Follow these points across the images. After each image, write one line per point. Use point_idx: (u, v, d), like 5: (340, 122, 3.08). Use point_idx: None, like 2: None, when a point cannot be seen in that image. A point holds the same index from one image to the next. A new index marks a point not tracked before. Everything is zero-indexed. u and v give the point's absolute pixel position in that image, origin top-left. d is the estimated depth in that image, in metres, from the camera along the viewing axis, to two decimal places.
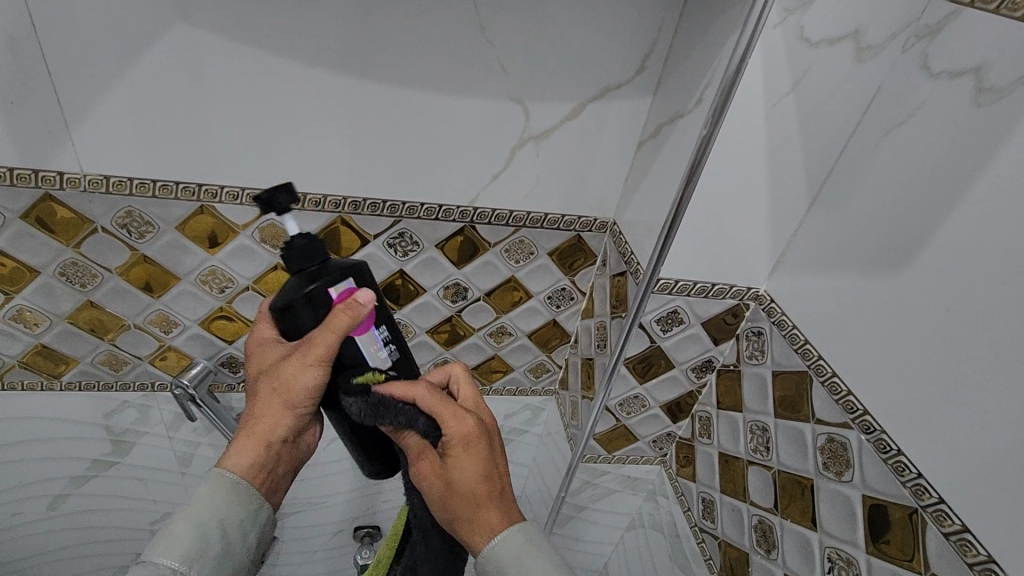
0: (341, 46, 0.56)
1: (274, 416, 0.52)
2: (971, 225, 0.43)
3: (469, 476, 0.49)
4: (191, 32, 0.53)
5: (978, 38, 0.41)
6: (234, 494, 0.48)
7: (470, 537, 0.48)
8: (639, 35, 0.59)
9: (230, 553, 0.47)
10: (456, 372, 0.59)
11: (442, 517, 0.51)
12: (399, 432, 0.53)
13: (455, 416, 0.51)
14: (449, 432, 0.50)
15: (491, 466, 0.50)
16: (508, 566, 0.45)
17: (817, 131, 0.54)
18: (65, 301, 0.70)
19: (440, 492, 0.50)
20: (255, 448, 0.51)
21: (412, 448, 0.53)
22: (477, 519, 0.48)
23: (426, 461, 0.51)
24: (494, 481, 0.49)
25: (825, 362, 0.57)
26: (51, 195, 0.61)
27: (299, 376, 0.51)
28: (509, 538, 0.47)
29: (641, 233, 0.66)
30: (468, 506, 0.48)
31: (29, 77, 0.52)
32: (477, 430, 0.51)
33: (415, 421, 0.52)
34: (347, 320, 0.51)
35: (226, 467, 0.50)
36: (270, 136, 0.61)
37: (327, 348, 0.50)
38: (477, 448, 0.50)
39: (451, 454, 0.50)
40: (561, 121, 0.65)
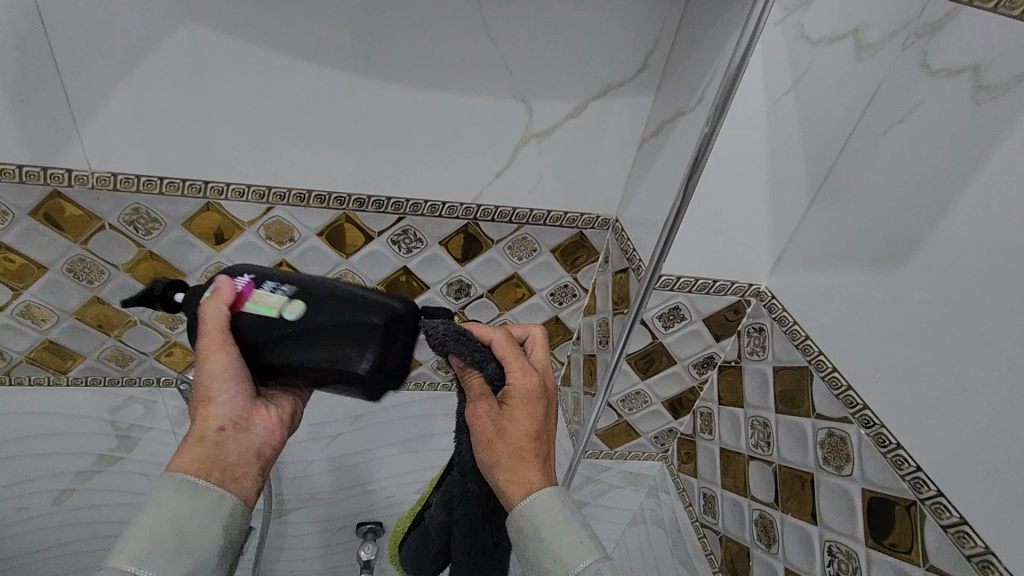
0: (346, 44, 0.56)
1: (207, 410, 0.53)
2: (970, 221, 0.43)
3: (520, 430, 0.51)
4: (199, 31, 0.53)
5: (977, 36, 0.42)
6: (189, 491, 0.48)
7: (506, 489, 0.49)
8: (641, 33, 0.59)
9: (188, 548, 0.46)
10: (535, 331, 0.60)
11: (482, 461, 0.52)
12: (463, 369, 0.53)
13: (525, 372, 0.53)
14: (513, 383, 0.52)
15: (542, 428, 0.52)
16: (547, 522, 0.47)
17: (818, 129, 0.55)
18: (73, 298, 0.71)
19: (490, 437, 0.51)
20: (196, 445, 0.51)
21: (471, 386, 0.53)
22: (517, 473, 0.49)
23: (483, 405, 0.52)
24: (540, 443, 0.51)
25: (825, 358, 0.57)
26: (59, 192, 0.61)
27: (206, 366, 0.52)
28: (545, 497, 0.48)
29: (644, 230, 0.66)
30: (512, 460, 0.50)
31: (39, 76, 0.53)
32: (539, 390, 0.52)
33: (484, 363, 0.53)
34: (215, 302, 0.53)
35: (174, 468, 0.50)
36: (276, 133, 0.61)
37: (216, 329, 0.52)
38: (535, 408, 0.52)
39: (509, 404, 0.52)
40: (563, 119, 0.65)
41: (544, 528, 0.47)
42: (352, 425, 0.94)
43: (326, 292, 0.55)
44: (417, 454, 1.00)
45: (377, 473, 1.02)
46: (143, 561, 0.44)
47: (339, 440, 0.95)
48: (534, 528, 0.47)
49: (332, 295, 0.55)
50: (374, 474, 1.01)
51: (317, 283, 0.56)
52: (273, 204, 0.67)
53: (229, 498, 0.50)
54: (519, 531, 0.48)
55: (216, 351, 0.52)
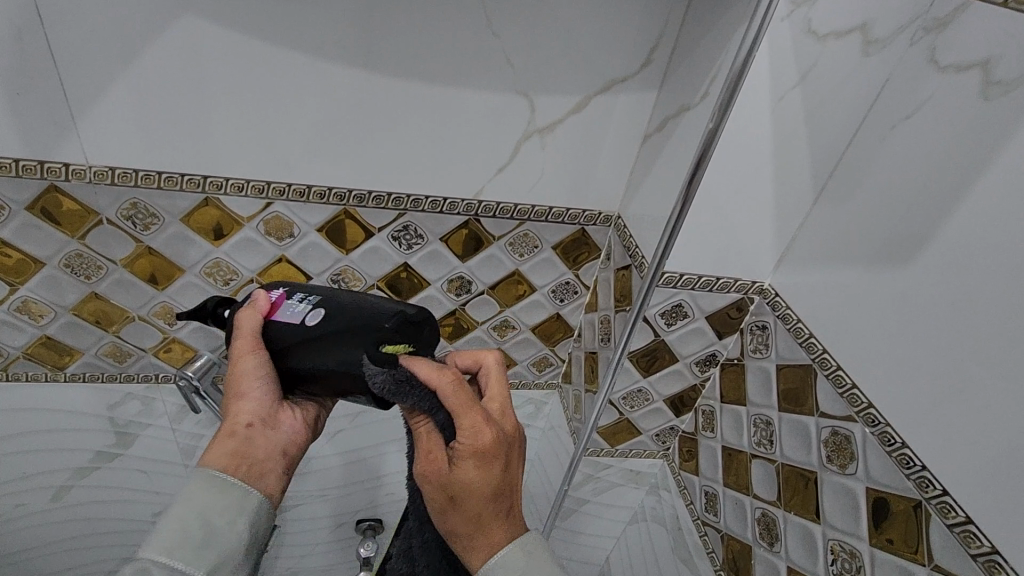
0: (348, 38, 0.56)
1: (236, 406, 0.55)
2: (979, 219, 0.43)
3: (474, 495, 0.47)
4: (197, 24, 0.53)
5: (987, 31, 0.41)
6: (218, 484, 0.49)
7: (466, 552, 0.48)
8: (645, 28, 0.59)
9: (216, 542, 0.47)
10: (488, 362, 0.57)
11: (440, 520, 0.50)
12: (411, 419, 0.50)
13: (474, 430, 0.47)
14: (462, 444, 0.46)
15: (500, 485, 0.47)
16: None
17: (824, 126, 0.54)
18: (70, 293, 0.70)
19: (444, 501, 0.48)
20: (226, 439, 0.53)
21: (421, 441, 0.49)
22: (478, 536, 0.48)
23: (434, 467, 0.48)
24: (499, 500, 0.48)
25: (830, 356, 0.57)
26: (55, 186, 0.60)
27: (237, 368, 0.55)
28: (506, 557, 0.47)
29: (646, 226, 0.66)
30: (469, 525, 0.48)
31: (35, 68, 0.52)
32: (494, 446, 0.47)
33: (432, 416, 0.49)
34: (251, 311, 0.57)
35: (206, 463, 0.50)
36: (275, 128, 0.61)
37: (249, 334, 0.56)
38: (490, 467, 0.47)
39: (460, 467, 0.47)
40: (566, 115, 0.65)
41: None
42: (351, 422, 0.94)
43: (348, 301, 0.57)
44: None
45: (376, 470, 1.01)
46: (171, 551, 0.44)
47: (339, 436, 0.95)
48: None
49: (351, 304, 0.57)
50: (375, 470, 1.01)
51: (341, 295, 0.58)
52: (272, 199, 0.66)
53: (255, 494, 0.50)
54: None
55: (247, 353, 0.55)
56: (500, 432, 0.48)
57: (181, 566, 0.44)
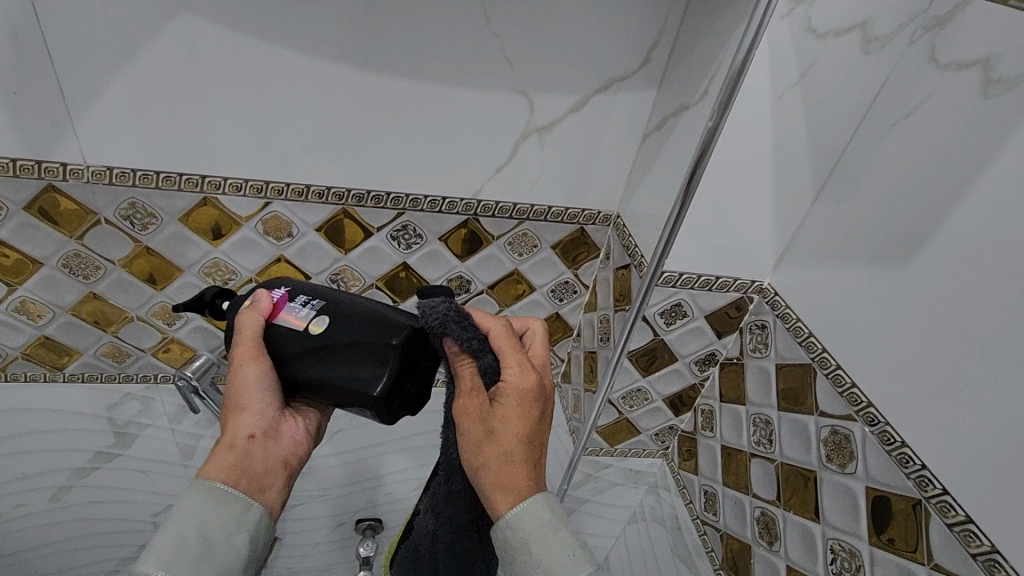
0: (347, 37, 0.55)
1: (237, 418, 0.54)
2: (978, 218, 0.43)
3: (511, 432, 0.47)
4: (195, 23, 0.52)
5: (987, 30, 0.41)
6: (220, 497, 0.48)
7: (493, 496, 0.47)
8: (644, 27, 0.59)
9: (214, 556, 0.46)
10: (536, 325, 0.58)
11: (470, 460, 0.49)
12: (457, 356, 0.50)
13: (521, 369, 0.49)
14: (509, 380, 0.49)
15: (535, 431, 0.48)
16: (529, 531, 0.45)
17: (823, 125, 0.54)
18: (69, 293, 0.70)
19: (479, 437, 0.48)
20: (226, 452, 0.52)
21: (463, 377, 0.50)
22: (506, 478, 0.47)
23: (474, 402, 0.49)
24: (532, 446, 0.48)
25: (829, 355, 0.57)
26: (54, 185, 0.60)
27: (238, 375, 0.54)
28: (531, 506, 0.46)
29: (646, 225, 0.66)
30: (502, 464, 0.47)
31: (32, 68, 0.52)
32: (536, 391, 0.49)
33: (480, 353, 0.50)
34: (252, 316, 0.56)
35: (205, 476, 0.50)
36: (274, 128, 0.61)
37: (249, 342, 0.55)
38: (530, 409, 0.48)
39: (503, 402, 0.48)
40: (565, 114, 0.64)
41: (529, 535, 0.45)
42: (350, 421, 0.94)
43: (350, 311, 0.56)
44: (417, 450, 1.00)
45: (376, 469, 1.01)
46: (169, 565, 0.44)
47: (338, 435, 0.95)
48: (522, 539, 0.45)
49: (354, 314, 0.56)
50: (374, 470, 1.01)
51: (344, 300, 0.58)
52: (271, 198, 0.66)
53: (255, 509, 0.50)
54: (506, 540, 0.46)
55: (248, 362, 0.54)
56: (543, 383, 0.50)
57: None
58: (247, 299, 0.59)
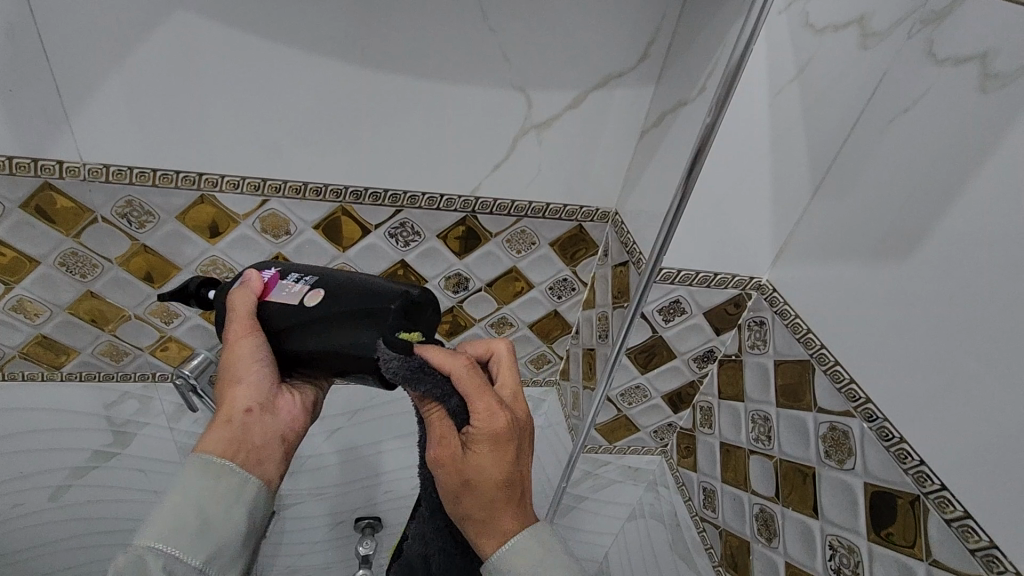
0: (344, 33, 0.55)
1: (232, 393, 0.54)
2: (976, 213, 0.43)
3: (488, 478, 0.47)
4: (191, 19, 0.52)
5: (985, 23, 0.41)
6: (217, 467, 0.49)
7: (479, 538, 0.49)
8: (642, 22, 0.58)
9: (212, 531, 0.46)
10: (500, 350, 0.58)
11: (453, 506, 0.49)
12: (422, 404, 0.50)
13: (488, 412, 0.48)
14: (478, 428, 0.47)
15: (513, 471, 0.48)
16: (520, 570, 0.47)
17: (822, 119, 0.54)
18: (66, 292, 0.70)
19: (456, 487, 0.48)
20: (223, 427, 0.52)
21: (434, 423, 0.49)
22: (491, 522, 0.48)
23: (446, 451, 0.48)
24: (513, 486, 0.48)
25: (828, 351, 0.57)
26: (50, 183, 0.60)
27: (233, 351, 0.55)
28: (518, 545, 0.47)
29: (644, 221, 0.66)
30: (483, 510, 0.48)
31: (27, 64, 0.52)
32: (508, 431, 0.48)
33: (445, 399, 0.49)
34: (244, 294, 0.57)
35: (203, 449, 0.50)
36: (272, 125, 0.60)
37: (243, 317, 0.56)
38: (504, 450, 0.48)
39: (475, 449, 0.48)
40: (563, 110, 0.64)
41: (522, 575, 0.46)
42: (350, 420, 0.94)
43: (348, 282, 0.57)
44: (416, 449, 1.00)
45: (375, 468, 1.01)
46: (167, 539, 0.44)
47: (337, 433, 0.95)
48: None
49: (352, 285, 0.56)
50: (373, 468, 1.01)
51: (337, 275, 0.58)
52: (268, 196, 0.66)
53: (253, 481, 0.50)
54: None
55: (243, 338, 0.55)
56: (514, 419, 0.49)
57: (178, 554, 0.44)
58: (239, 279, 0.60)
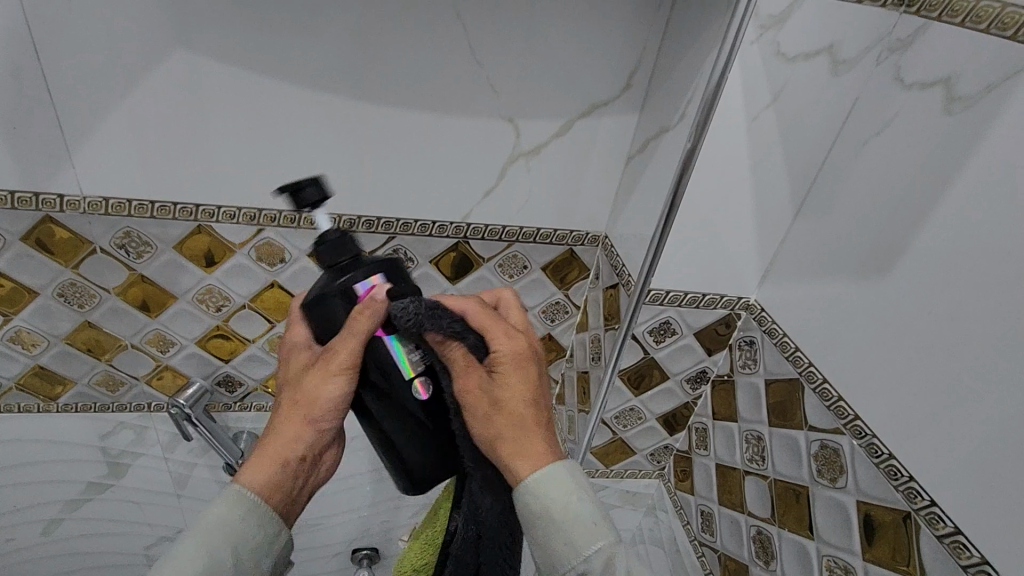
0: (337, 69, 0.58)
1: (298, 427, 0.50)
2: (950, 230, 0.44)
3: (518, 395, 0.49)
4: (190, 57, 0.55)
5: (947, 51, 0.44)
6: (254, 511, 0.46)
7: (511, 461, 0.47)
8: (624, 54, 0.61)
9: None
10: (506, 295, 0.58)
11: (483, 441, 0.48)
12: (443, 346, 0.49)
13: (508, 335, 0.51)
14: (501, 349, 0.50)
15: (537, 390, 0.50)
16: (559, 499, 0.45)
17: (799, 141, 0.55)
18: (63, 322, 0.70)
19: (488, 409, 0.48)
20: (276, 462, 0.49)
21: (455, 361, 0.49)
22: (523, 443, 0.47)
23: (474, 376, 0.49)
24: (539, 406, 0.50)
25: (815, 369, 0.57)
26: (50, 217, 0.62)
27: (321, 383, 0.49)
28: (551, 470, 0.46)
29: (632, 245, 0.67)
30: (515, 429, 0.48)
31: (32, 103, 0.54)
32: (528, 351, 0.51)
33: (463, 335, 0.49)
34: (367, 321, 0.48)
35: (246, 482, 0.47)
36: (268, 156, 0.62)
37: (347, 357, 0.49)
38: (527, 369, 0.50)
39: (502, 372, 0.49)
40: (550, 138, 0.66)
41: (553, 507, 0.45)
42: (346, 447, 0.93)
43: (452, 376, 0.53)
44: None
45: (372, 497, 1.00)
46: None
47: None
48: (546, 507, 0.45)
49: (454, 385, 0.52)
50: (369, 497, 1.00)
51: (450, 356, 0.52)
52: (263, 225, 0.67)
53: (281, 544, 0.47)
54: (532, 506, 0.45)
55: (336, 377, 0.49)
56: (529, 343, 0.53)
57: None
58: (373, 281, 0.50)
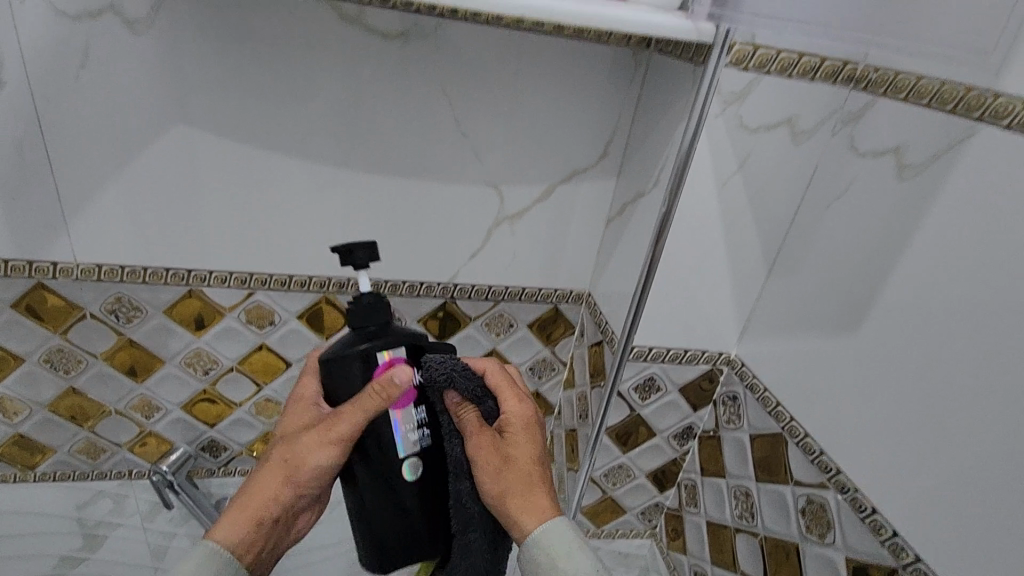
0: (329, 141, 0.61)
1: (277, 487, 0.50)
2: (911, 287, 0.46)
3: (527, 455, 0.52)
4: (189, 131, 0.58)
5: (896, 124, 0.48)
6: (222, 570, 0.46)
7: (520, 517, 0.49)
8: (600, 126, 0.65)
9: None
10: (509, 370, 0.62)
11: (491, 497, 0.51)
12: (461, 406, 0.52)
13: (519, 399, 0.54)
14: (514, 412, 0.53)
15: (541, 452, 0.54)
16: (563, 548, 0.47)
17: (765, 205, 0.59)
18: (48, 389, 0.70)
19: (499, 466, 0.51)
20: (249, 519, 0.49)
21: (470, 423, 0.52)
22: (530, 499, 0.50)
23: (487, 438, 0.51)
24: (543, 467, 0.53)
25: (797, 423, 0.58)
26: (42, 284, 0.63)
27: (307, 451, 0.49)
28: (556, 524, 0.49)
29: (615, 303, 0.69)
30: (524, 485, 0.51)
31: (34, 175, 0.57)
32: (534, 416, 0.55)
33: (484, 398, 0.53)
34: (375, 398, 0.47)
35: (216, 537, 0.48)
36: (261, 223, 0.64)
37: (341, 434, 0.48)
38: (534, 432, 0.54)
39: (513, 434, 0.53)
40: (533, 202, 0.69)
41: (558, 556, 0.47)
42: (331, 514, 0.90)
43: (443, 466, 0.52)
44: None
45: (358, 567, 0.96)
46: None
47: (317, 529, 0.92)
48: (551, 556, 0.47)
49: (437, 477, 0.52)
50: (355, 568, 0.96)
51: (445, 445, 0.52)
52: (254, 288, 0.68)
53: None
54: (535, 558, 0.48)
55: (323, 449, 0.48)
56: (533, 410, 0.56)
57: None
58: (389, 355, 0.49)
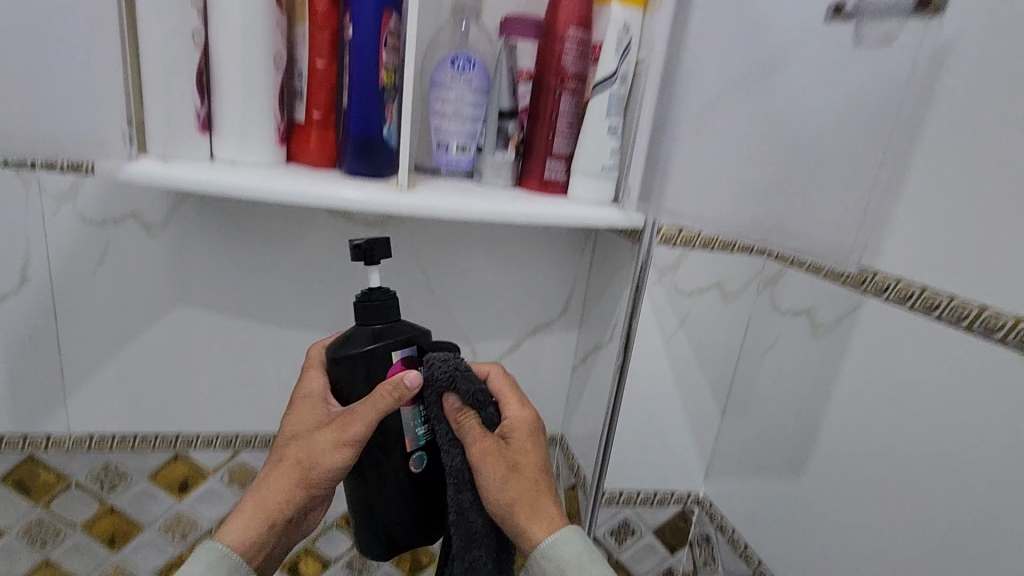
0: (316, 312, 0.68)
1: (287, 487, 0.48)
2: (840, 435, 0.51)
3: (532, 462, 0.49)
4: (187, 309, 0.64)
5: (806, 288, 0.56)
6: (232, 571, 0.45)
7: (528, 529, 0.46)
8: (560, 286, 0.73)
9: None
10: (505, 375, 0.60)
11: (495, 505, 0.47)
12: (460, 413, 0.49)
13: (522, 405, 0.52)
14: (516, 416, 0.50)
15: (546, 460, 0.51)
16: (575, 560, 0.45)
17: (709, 353, 0.65)
18: (21, 563, 0.69)
19: (503, 473, 0.47)
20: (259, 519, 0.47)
21: (470, 427, 0.48)
22: (537, 508, 0.47)
23: (489, 443, 0.48)
24: (547, 474, 0.50)
25: (765, 566, 0.60)
26: (33, 456, 0.65)
27: (321, 452, 0.47)
28: (565, 535, 0.46)
29: (586, 447, 0.72)
30: (530, 494, 0.47)
31: (42, 356, 0.62)
32: (536, 421, 0.52)
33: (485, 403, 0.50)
34: (389, 396, 0.46)
35: (226, 538, 0.46)
36: (249, 387, 0.69)
37: (358, 433, 0.46)
38: (538, 439, 0.51)
39: (516, 440, 0.50)
40: (504, 354, 0.75)
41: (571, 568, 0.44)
42: None
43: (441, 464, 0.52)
44: None
45: None
46: None
47: None
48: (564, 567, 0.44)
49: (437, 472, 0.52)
50: None
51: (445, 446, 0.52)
52: (239, 449, 0.71)
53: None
54: (547, 570, 0.45)
55: (339, 450, 0.47)
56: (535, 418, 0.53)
57: None
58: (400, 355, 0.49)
